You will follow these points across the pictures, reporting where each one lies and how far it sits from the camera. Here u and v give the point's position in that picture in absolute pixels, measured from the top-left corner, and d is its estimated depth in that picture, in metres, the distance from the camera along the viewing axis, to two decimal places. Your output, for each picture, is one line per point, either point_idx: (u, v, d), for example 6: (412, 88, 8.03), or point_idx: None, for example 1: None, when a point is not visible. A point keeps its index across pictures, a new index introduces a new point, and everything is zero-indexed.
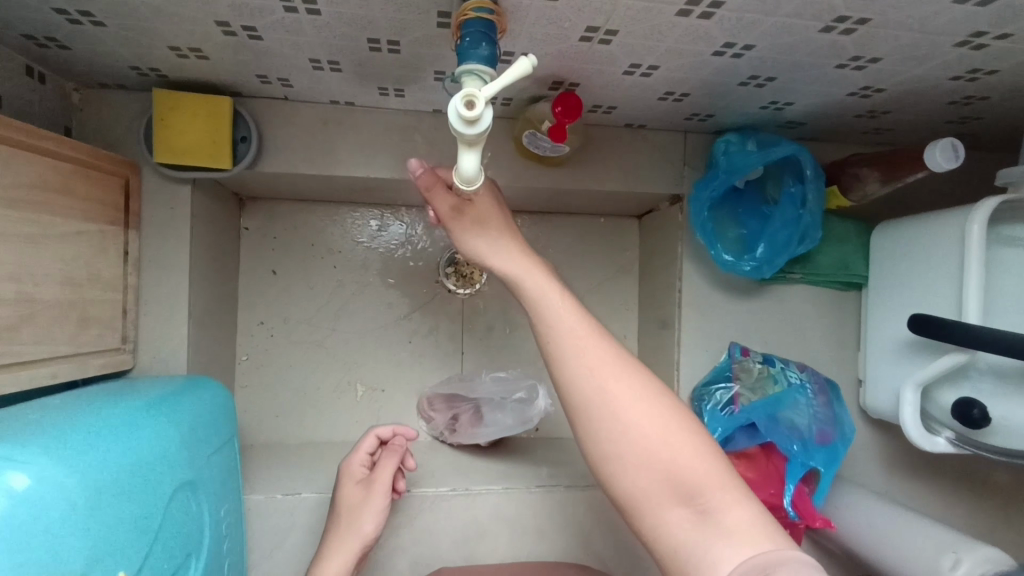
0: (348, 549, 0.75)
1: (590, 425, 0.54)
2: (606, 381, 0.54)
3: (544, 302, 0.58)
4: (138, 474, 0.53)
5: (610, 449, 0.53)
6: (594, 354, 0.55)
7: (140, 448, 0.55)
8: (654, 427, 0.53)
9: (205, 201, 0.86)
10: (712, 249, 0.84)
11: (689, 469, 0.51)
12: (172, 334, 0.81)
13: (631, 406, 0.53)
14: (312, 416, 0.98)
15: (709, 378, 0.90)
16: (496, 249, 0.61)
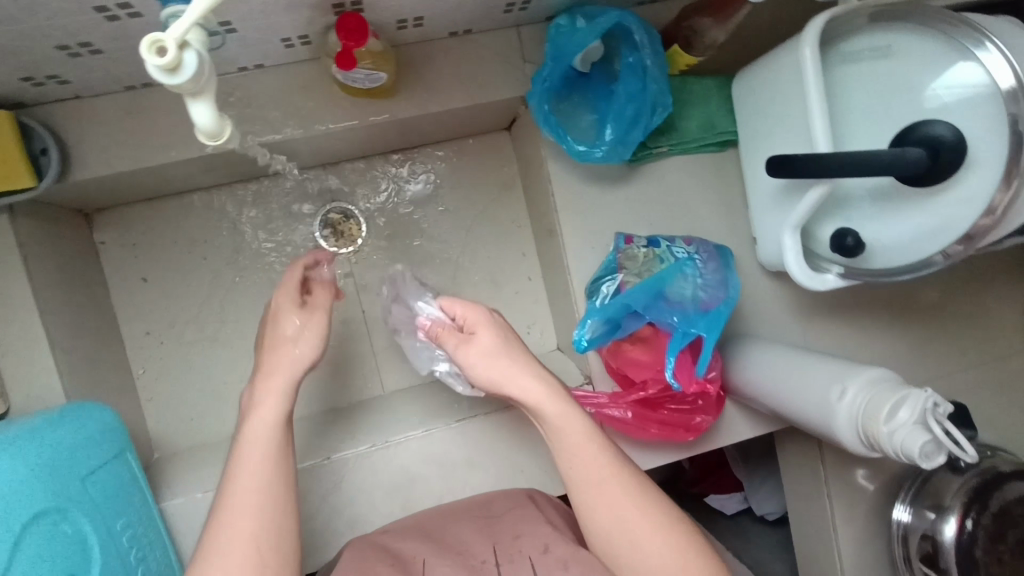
0: (263, 481, 0.64)
1: (609, 535, 0.66)
2: (631, 519, 0.66)
3: (578, 467, 0.69)
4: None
5: (627, 560, 0.65)
6: (621, 489, 0.67)
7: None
8: (662, 547, 0.65)
9: (36, 224, 0.81)
10: (563, 144, 0.81)
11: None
12: (39, 368, 0.78)
13: (649, 535, 0.65)
14: (229, 409, 0.97)
15: (597, 275, 0.89)
16: (557, 430, 0.70)
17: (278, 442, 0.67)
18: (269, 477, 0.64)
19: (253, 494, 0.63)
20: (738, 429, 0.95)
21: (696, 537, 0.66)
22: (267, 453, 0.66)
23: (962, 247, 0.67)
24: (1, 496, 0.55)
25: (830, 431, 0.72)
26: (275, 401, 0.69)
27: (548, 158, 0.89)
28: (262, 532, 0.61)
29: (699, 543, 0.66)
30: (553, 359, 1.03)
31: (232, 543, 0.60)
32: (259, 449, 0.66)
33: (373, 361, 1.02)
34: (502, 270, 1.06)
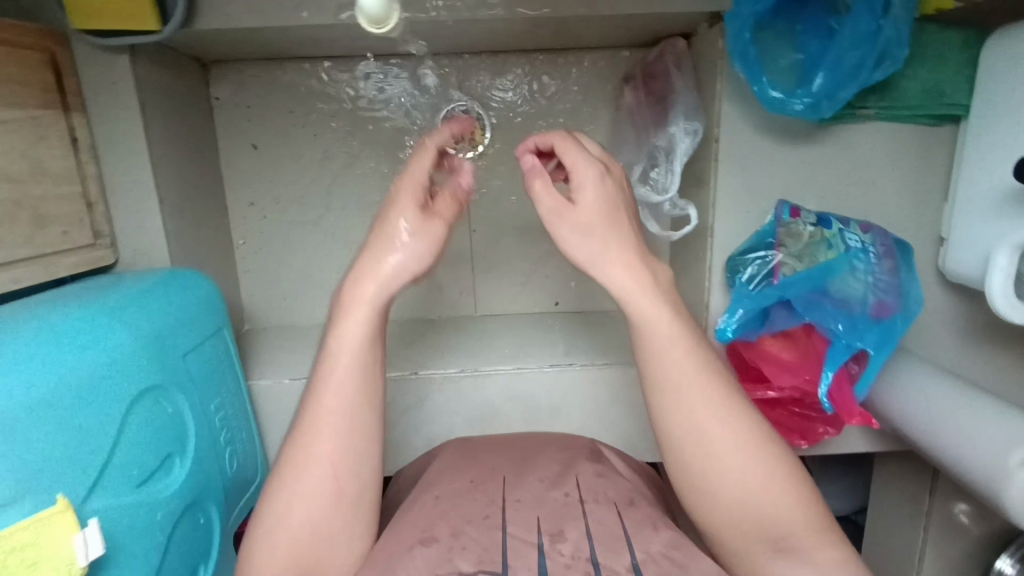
0: (350, 445, 0.55)
1: (687, 465, 0.55)
2: (717, 436, 0.54)
3: (666, 369, 0.56)
4: (79, 390, 0.49)
5: (710, 484, 0.54)
6: (708, 405, 0.55)
7: (82, 361, 0.50)
8: (756, 468, 0.54)
9: (156, 71, 0.76)
10: (753, 85, 0.66)
11: (761, 505, 0.53)
12: (148, 226, 0.76)
13: (734, 453, 0.54)
14: (321, 298, 0.95)
15: (748, 246, 0.77)
16: (644, 336, 0.56)
17: (354, 401, 0.56)
18: (354, 448, 0.56)
19: (351, 386, 0.56)
20: (851, 443, 0.86)
21: (792, 461, 0.55)
22: (349, 427, 0.55)
23: None
24: (102, 373, 0.52)
25: (995, 495, 0.61)
26: (382, 279, 0.57)
27: (722, 97, 0.74)
28: (359, 418, 0.56)
29: (796, 471, 0.55)
30: None
31: (319, 474, 0.54)
32: (338, 400, 0.56)
33: (470, 279, 0.97)
34: None
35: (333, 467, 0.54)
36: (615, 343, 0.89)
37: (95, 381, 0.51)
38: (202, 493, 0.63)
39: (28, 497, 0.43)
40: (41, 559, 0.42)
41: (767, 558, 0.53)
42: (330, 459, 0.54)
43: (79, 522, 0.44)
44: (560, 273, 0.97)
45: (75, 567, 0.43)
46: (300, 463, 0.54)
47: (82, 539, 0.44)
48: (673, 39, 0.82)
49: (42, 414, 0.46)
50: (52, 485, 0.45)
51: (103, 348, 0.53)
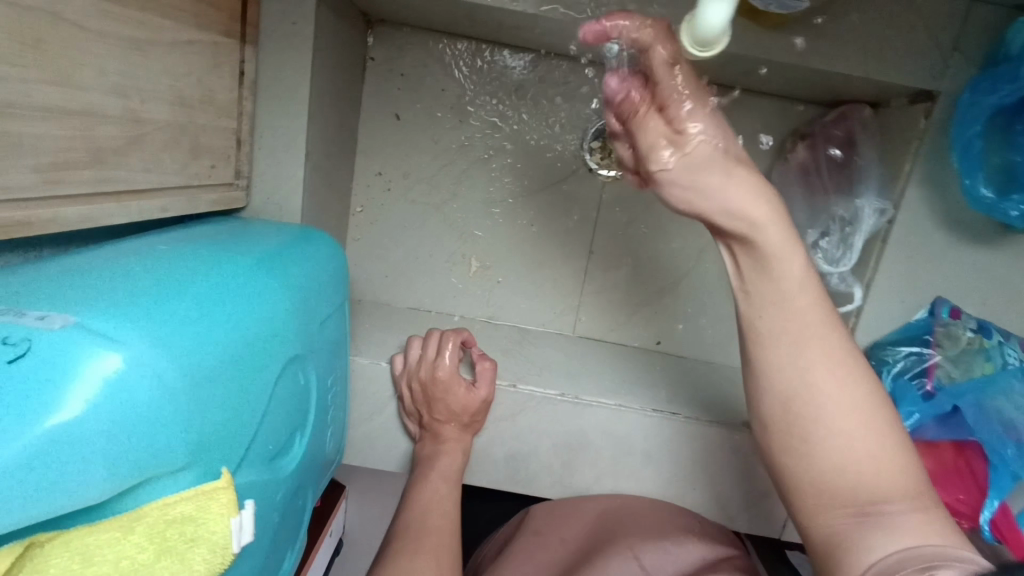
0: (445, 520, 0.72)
1: (787, 433, 0.51)
2: (835, 403, 0.49)
3: (775, 363, 0.51)
4: (246, 353, 0.46)
5: (810, 457, 0.50)
6: (833, 367, 0.50)
7: (248, 325, 0.48)
8: (874, 442, 0.49)
9: (332, 19, 0.72)
10: (965, 179, 0.63)
11: (864, 456, 0.49)
12: (287, 177, 0.72)
13: (864, 436, 0.49)
14: (423, 282, 0.91)
15: (897, 340, 0.73)
16: (760, 319, 0.51)
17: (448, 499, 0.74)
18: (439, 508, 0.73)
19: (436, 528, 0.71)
20: None
21: (901, 425, 0.52)
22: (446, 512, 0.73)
23: None
24: (263, 339, 0.49)
25: None
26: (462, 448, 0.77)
27: (911, 178, 0.70)
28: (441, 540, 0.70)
29: (911, 450, 0.50)
30: None
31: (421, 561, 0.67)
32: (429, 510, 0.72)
33: (577, 298, 0.92)
34: None
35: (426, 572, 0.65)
36: (719, 399, 0.85)
37: (254, 346, 0.47)
38: (308, 472, 0.60)
39: (196, 468, 0.40)
40: (201, 536, 0.38)
41: (860, 530, 0.48)
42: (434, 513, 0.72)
43: (236, 504, 0.40)
44: (670, 312, 0.93)
45: (227, 553, 0.40)
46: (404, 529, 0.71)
47: (236, 523, 0.40)
48: (859, 105, 0.77)
49: (222, 376, 0.43)
50: (216, 457, 0.42)
51: (262, 311, 0.50)
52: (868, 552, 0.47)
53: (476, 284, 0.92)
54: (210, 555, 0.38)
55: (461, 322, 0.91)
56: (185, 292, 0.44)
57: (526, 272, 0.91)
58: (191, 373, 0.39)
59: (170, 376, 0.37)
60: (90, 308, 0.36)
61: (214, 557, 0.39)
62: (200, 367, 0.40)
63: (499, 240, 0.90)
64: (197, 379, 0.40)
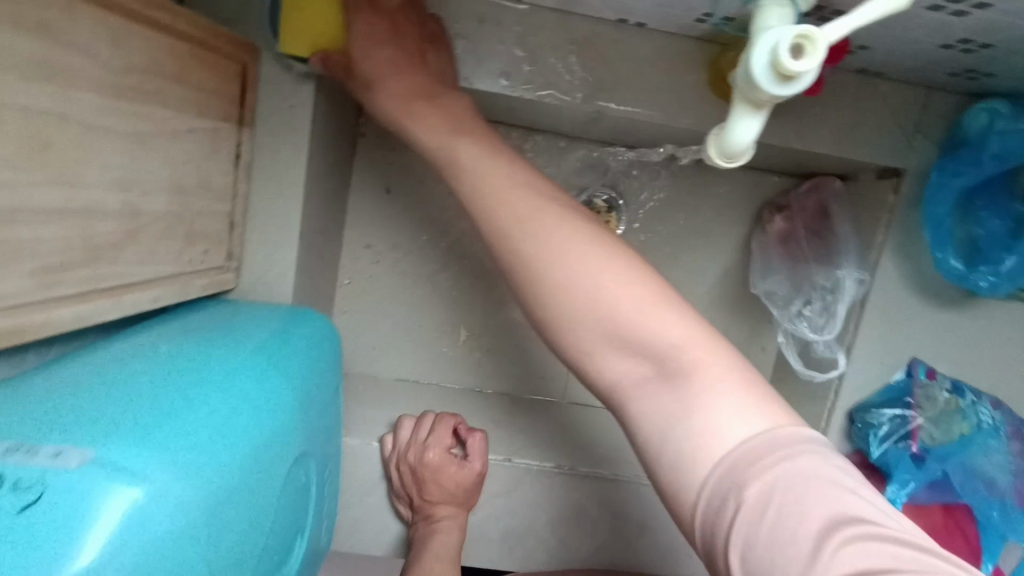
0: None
1: (587, 361, 0.47)
2: (601, 278, 0.46)
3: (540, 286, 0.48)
4: (262, 460, 0.45)
5: (604, 319, 0.46)
6: (594, 247, 0.47)
7: (263, 428, 0.47)
8: (668, 323, 0.44)
9: (326, 99, 0.72)
10: (937, 253, 0.68)
11: (641, 330, 0.44)
12: (280, 256, 0.70)
13: (672, 343, 0.44)
14: (412, 352, 0.90)
15: (880, 401, 0.76)
16: (540, 255, 0.48)
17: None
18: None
19: None
20: None
21: (669, 289, 0.46)
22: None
23: None
24: (275, 442, 0.48)
25: None
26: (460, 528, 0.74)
27: (885, 249, 0.74)
28: None
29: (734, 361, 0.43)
30: None
31: None
32: None
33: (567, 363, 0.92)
34: (737, 327, 0.93)
35: None
36: None
37: (267, 453, 0.47)
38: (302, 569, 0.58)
39: None
40: None
41: (681, 413, 0.42)
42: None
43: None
44: None
45: None
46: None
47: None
48: (829, 177, 0.83)
49: (241, 490, 0.42)
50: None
51: (274, 410, 0.50)
52: (707, 452, 0.39)
53: (466, 352, 0.91)
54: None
55: (452, 392, 0.90)
56: (202, 400, 0.43)
57: (516, 338, 0.91)
58: (212, 495, 0.38)
59: (192, 502, 0.36)
60: (112, 435, 0.35)
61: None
62: (223, 487, 0.39)
63: (488, 309, 0.90)
64: (218, 500, 0.39)
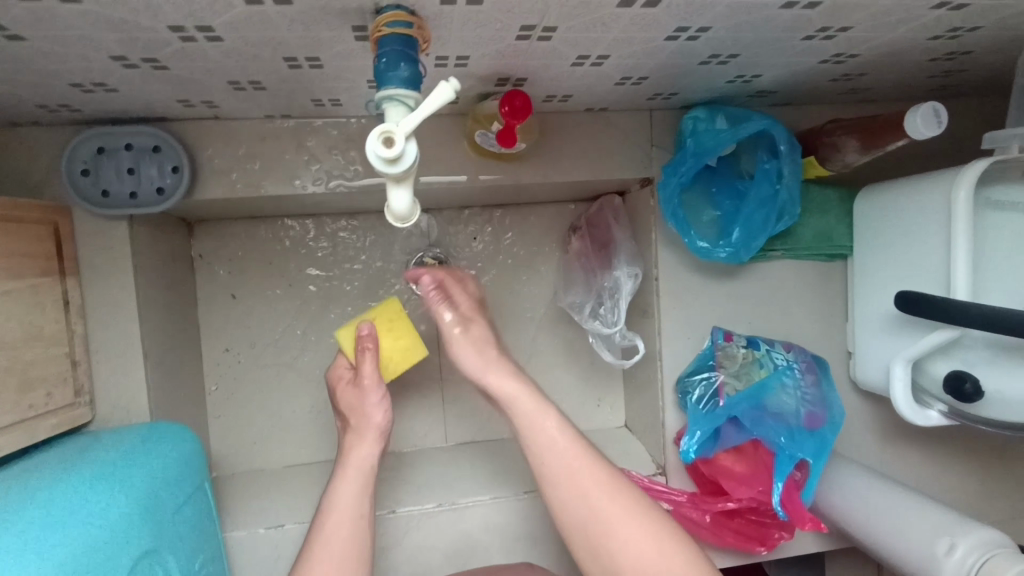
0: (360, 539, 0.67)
1: (591, 565, 0.62)
2: (559, 486, 0.64)
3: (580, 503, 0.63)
4: (87, 563, 0.52)
5: (570, 519, 0.64)
6: (541, 406, 0.68)
7: (89, 533, 0.54)
8: (579, 468, 0.65)
9: (149, 232, 0.81)
10: (686, 238, 0.80)
11: (641, 542, 0.60)
12: (130, 379, 0.77)
13: (625, 524, 0.61)
14: (294, 438, 0.96)
15: (694, 367, 0.87)
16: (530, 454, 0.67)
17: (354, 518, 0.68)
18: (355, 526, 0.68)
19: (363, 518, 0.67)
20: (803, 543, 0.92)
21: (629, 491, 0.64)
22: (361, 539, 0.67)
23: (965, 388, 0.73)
24: (107, 544, 0.55)
25: None
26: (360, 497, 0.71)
27: (659, 244, 0.87)
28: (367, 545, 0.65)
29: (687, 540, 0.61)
30: (620, 438, 1.01)
31: None
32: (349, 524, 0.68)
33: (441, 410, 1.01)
34: (583, 339, 1.04)
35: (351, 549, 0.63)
36: None
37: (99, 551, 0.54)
38: None
39: None
40: None
41: None
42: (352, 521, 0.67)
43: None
44: None
45: None
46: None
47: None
48: (609, 195, 0.96)
49: None
50: None
51: (105, 516, 0.57)
52: None
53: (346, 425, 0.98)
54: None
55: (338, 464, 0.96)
56: (25, 519, 0.51)
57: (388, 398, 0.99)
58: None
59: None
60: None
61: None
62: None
63: None
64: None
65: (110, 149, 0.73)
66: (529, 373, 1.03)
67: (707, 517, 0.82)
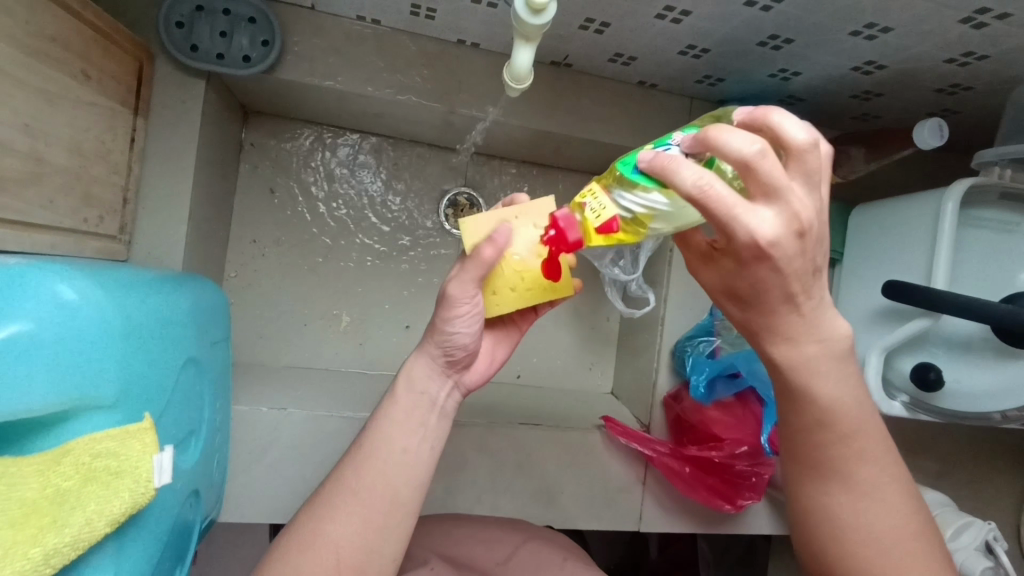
0: (356, 560, 0.54)
1: (819, 524, 0.58)
2: (834, 415, 0.54)
3: (800, 416, 0.55)
4: (161, 337, 0.54)
5: (835, 488, 0.57)
6: (834, 361, 0.52)
7: (165, 312, 0.56)
8: (848, 408, 0.54)
9: (215, 102, 0.84)
10: None
11: (886, 526, 0.56)
12: (170, 232, 0.78)
13: (870, 482, 0.56)
14: (299, 341, 0.97)
15: (692, 332, 0.94)
16: (801, 394, 0.53)
17: (382, 511, 0.56)
18: (365, 545, 0.55)
19: (353, 560, 0.54)
20: (760, 519, 0.99)
21: (888, 454, 0.57)
22: (362, 525, 0.55)
23: (935, 374, 0.82)
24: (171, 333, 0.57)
25: None
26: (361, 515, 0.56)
27: None
28: None
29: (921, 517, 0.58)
30: (607, 399, 1.07)
31: None
32: (344, 535, 0.55)
33: None
34: (587, 304, 1.10)
35: (338, 552, 0.54)
36: (575, 414, 0.99)
37: (168, 329, 0.56)
38: (196, 483, 0.63)
39: (118, 410, 0.47)
40: (124, 472, 0.43)
41: None
42: (341, 544, 0.54)
43: (155, 447, 0.46)
44: (526, 349, 1.07)
45: (149, 488, 0.44)
46: (309, 540, 0.54)
47: (158, 462, 0.45)
48: None
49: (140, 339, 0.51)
50: (129, 409, 0.49)
51: (175, 309, 0.59)
52: None
53: (351, 340, 0.99)
54: (134, 486, 0.43)
55: (338, 373, 0.98)
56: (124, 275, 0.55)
57: (397, 319, 1.02)
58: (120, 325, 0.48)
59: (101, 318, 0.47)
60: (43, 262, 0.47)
61: (138, 486, 0.43)
62: (127, 325, 0.49)
63: (368, 300, 1.01)
64: (124, 334, 0.49)
65: (207, 10, 0.77)
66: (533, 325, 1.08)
67: (686, 470, 0.88)
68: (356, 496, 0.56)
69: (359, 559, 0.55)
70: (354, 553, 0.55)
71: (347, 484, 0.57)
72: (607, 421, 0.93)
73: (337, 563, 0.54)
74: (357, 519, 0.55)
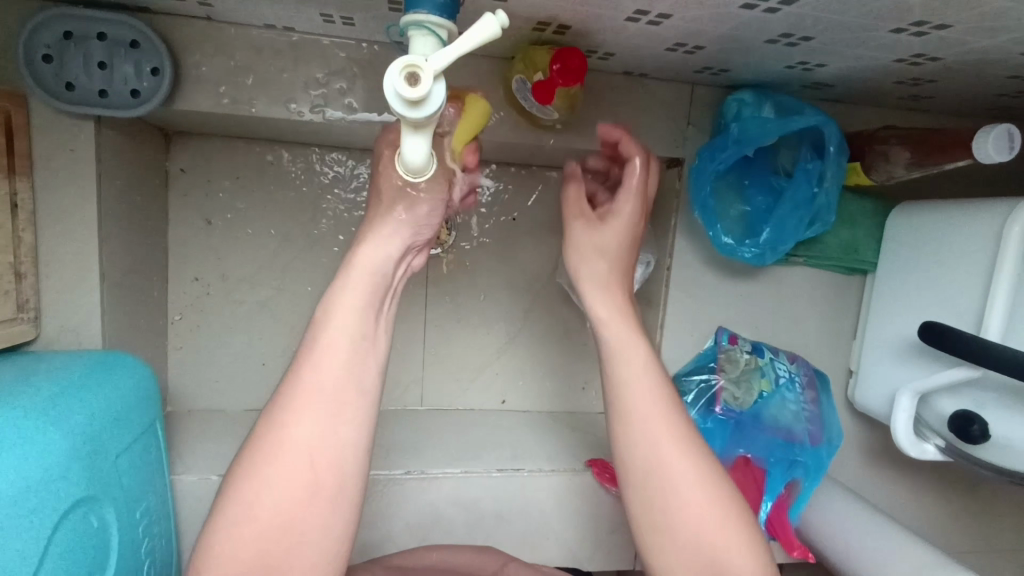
0: (326, 460, 0.48)
1: (637, 511, 0.56)
2: (638, 398, 0.57)
3: (611, 366, 0.60)
4: (10, 513, 0.45)
5: (658, 485, 0.55)
6: (623, 325, 0.60)
7: (12, 476, 0.46)
8: (649, 378, 0.58)
9: (118, 138, 0.72)
10: (710, 231, 0.74)
11: (700, 525, 0.54)
12: (81, 301, 0.69)
13: (681, 463, 0.55)
14: (259, 382, 0.90)
15: (692, 368, 0.83)
16: (615, 376, 0.59)
17: (345, 403, 0.50)
18: (336, 439, 0.49)
19: (327, 458, 0.48)
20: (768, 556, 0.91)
21: (704, 448, 0.57)
22: (328, 420, 0.49)
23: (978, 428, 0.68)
24: (31, 494, 0.47)
25: None
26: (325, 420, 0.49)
27: (677, 232, 0.81)
28: (341, 499, 0.49)
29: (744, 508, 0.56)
30: (601, 424, 0.97)
31: (273, 520, 0.46)
32: (308, 442, 0.48)
33: (419, 372, 0.95)
34: (577, 318, 0.99)
35: (309, 456, 0.48)
36: (562, 448, 0.90)
37: (18, 496, 0.46)
38: None
39: None
40: None
41: None
42: (308, 446, 0.48)
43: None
44: (510, 371, 0.98)
45: None
46: (274, 449, 0.48)
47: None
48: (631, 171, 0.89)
49: None
50: None
51: (35, 458, 0.49)
52: None
53: None
54: None
55: None
56: None
57: None
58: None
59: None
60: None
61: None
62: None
63: None
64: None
65: (79, 36, 0.62)
66: (517, 345, 0.97)
67: None
68: (315, 391, 0.49)
69: (333, 455, 0.48)
70: (328, 447, 0.48)
71: (304, 382, 0.49)
72: (594, 465, 0.85)
73: (311, 463, 0.48)
74: (327, 411, 0.49)
